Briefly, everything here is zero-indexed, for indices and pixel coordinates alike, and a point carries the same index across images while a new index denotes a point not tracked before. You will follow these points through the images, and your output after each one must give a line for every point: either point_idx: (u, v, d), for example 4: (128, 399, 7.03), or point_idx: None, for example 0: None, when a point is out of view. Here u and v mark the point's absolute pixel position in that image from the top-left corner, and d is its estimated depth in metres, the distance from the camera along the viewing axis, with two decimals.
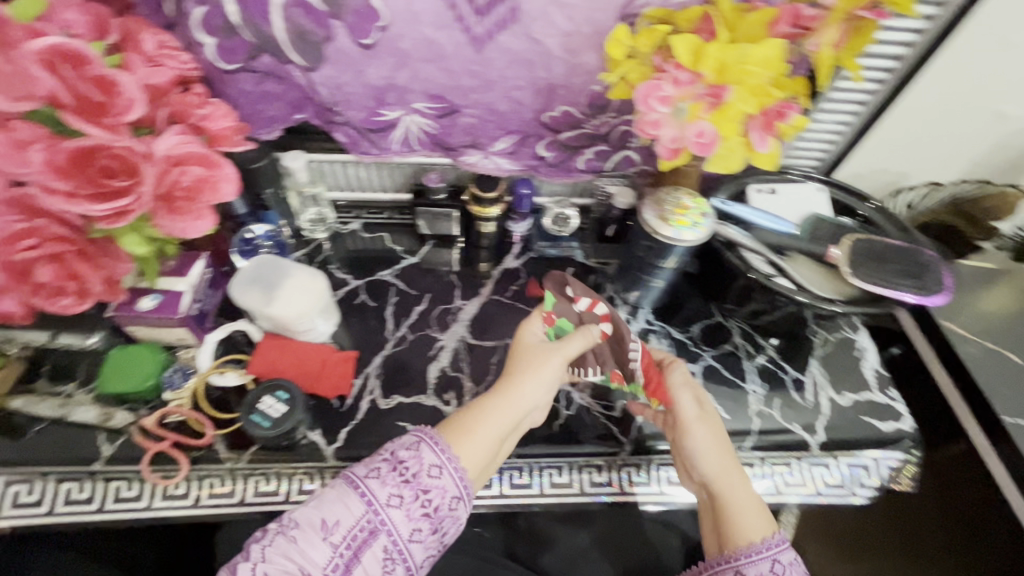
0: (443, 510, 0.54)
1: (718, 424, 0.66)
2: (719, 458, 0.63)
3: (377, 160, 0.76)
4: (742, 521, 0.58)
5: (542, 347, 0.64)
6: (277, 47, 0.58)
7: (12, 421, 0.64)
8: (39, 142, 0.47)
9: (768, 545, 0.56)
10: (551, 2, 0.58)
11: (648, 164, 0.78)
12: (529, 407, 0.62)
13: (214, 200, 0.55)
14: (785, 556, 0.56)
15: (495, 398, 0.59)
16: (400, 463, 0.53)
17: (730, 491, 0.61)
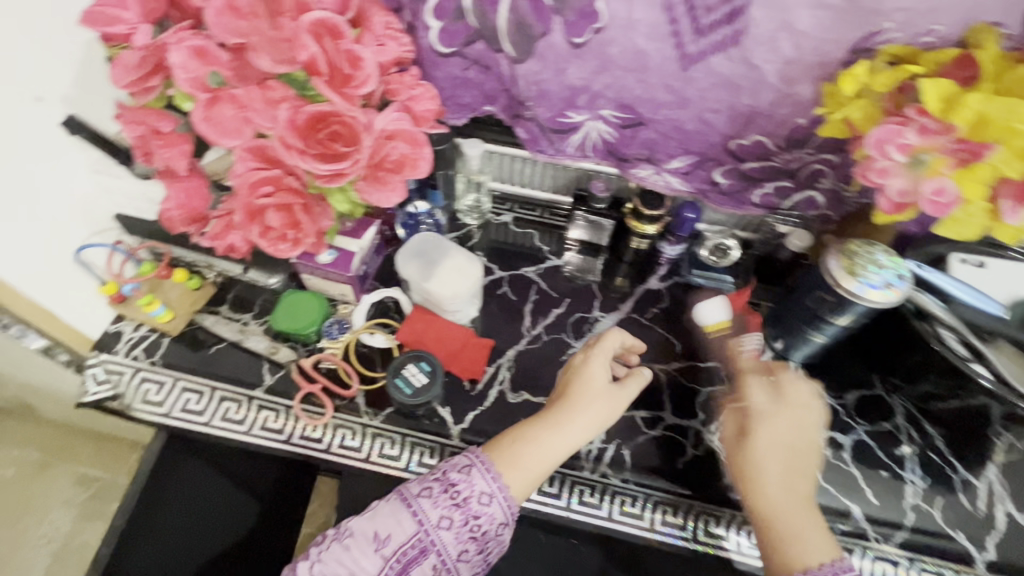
0: (490, 534, 0.56)
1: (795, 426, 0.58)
2: (785, 475, 0.55)
3: (546, 160, 0.77)
4: (798, 545, 0.52)
5: (605, 392, 0.63)
6: (494, 35, 0.61)
7: (197, 335, 0.73)
8: (288, 102, 0.53)
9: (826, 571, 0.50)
10: (782, 28, 0.54)
11: (832, 210, 0.71)
12: (579, 440, 0.61)
13: (410, 176, 0.59)
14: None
15: (545, 431, 0.60)
16: (451, 486, 0.55)
17: (785, 508, 0.54)
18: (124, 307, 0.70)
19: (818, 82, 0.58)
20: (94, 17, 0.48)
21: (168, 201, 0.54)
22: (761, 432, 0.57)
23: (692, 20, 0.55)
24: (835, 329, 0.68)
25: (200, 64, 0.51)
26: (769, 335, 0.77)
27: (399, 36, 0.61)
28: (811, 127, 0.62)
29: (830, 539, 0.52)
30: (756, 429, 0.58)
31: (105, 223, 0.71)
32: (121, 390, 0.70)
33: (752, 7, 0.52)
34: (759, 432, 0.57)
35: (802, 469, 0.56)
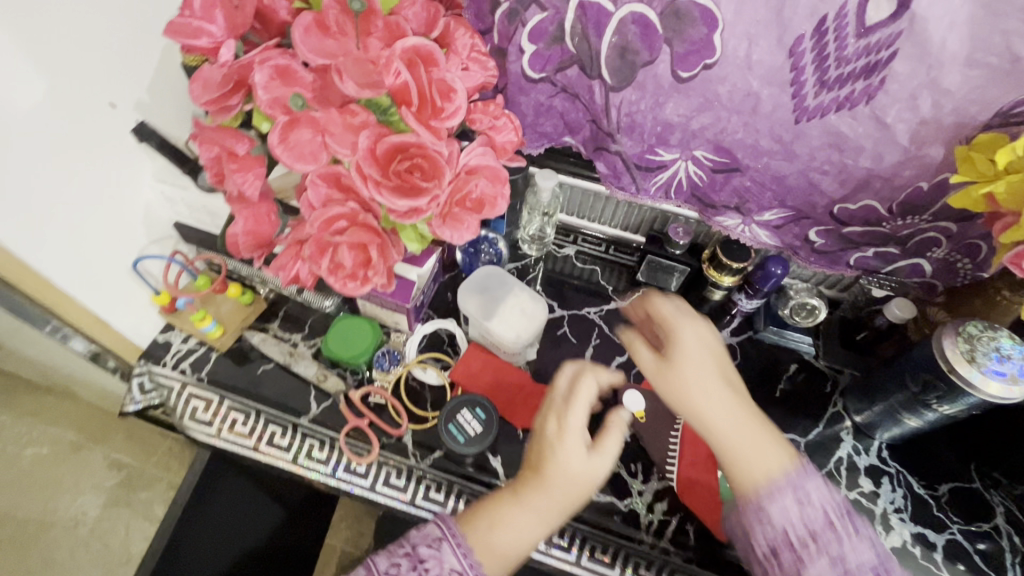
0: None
1: (721, 353, 0.57)
2: (721, 387, 0.54)
3: (626, 198, 0.72)
4: (755, 458, 0.50)
5: (582, 464, 0.54)
6: (592, 63, 0.56)
7: (247, 352, 0.71)
8: (369, 128, 0.49)
9: (787, 480, 0.48)
10: (926, 85, 0.47)
11: (939, 280, 0.65)
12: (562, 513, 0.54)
13: (488, 216, 0.54)
14: (811, 490, 0.48)
15: (516, 511, 0.53)
16: (419, 563, 0.50)
17: (733, 423, 0.52)
18: (175, 318, 0.68)
19: (955, 144, 0.51)
20: (179, 29, 0.46)
21: (236, 224, 0.50)
22: (689, 341, 0.57)
23: (819, 71, 0.50)
24: (937, 416, 0.61)
25: (282, 84, 0.48)
26: (850, 408, 0.70)
27: (485, 59, 0.56)
28: (934, 193, 0.56)
29: (781, 446, 0.51)
30: (682, 343, 0.57)
31: (161, 232, 0.68)
32: (170, 402, 0.69)
33: (895, 61, 0.47)
34: (682, 347, 0.56)
35: (731, 376, 0.56)
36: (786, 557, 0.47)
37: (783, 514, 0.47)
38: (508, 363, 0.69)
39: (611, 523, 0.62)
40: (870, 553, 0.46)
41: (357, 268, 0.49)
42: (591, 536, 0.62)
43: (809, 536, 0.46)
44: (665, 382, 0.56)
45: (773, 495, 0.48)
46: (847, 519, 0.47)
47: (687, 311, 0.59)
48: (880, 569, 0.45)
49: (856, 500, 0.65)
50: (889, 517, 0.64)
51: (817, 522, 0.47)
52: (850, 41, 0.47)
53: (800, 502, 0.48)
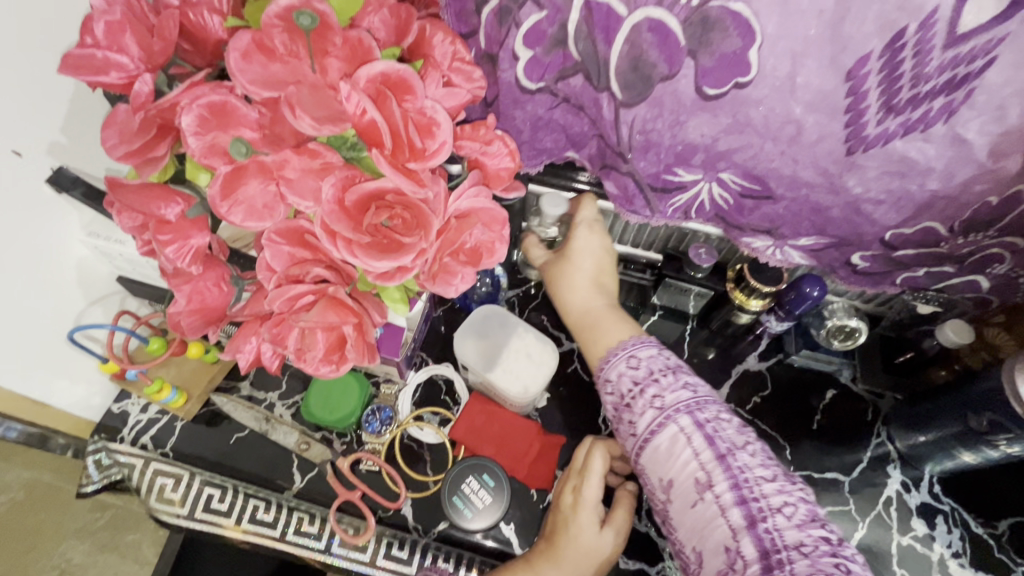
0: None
1: (609, 257, 0.63)
2: (592, 284, 0.62)
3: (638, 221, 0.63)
4: (607, 332, 0.57)
5: (586, 530, 0.50)
6: (600, 70, 0.46)
7: (216, 419, 0.62)
8: (335, 172, 0.39)
9: (624, 347, 0.52)
10: (1017, 93, 0.38)
11: (997, 295, 0.57)
12: None
13: (487, 265, 0.46)
14: (644, 352, 0.51)
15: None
16: None
17: (591, 308, 0.60)
18: (128, 384, 0.59)
19: None
20: (79, 65, 0.35)
21: (176, 303, 0.40)
22: (582, 246, 0.62)
23: (886, 96, 0.41)
24: (1002, 454, 0.54)
25: (219, 126, 0.38)
26: (896, 438, 0.64)
27: (470, 70, 0.47)
28: (1004, 207, 0.48)
29: (630, 328, 0.57)
30: (580, 248, 0.62)
31: (104, 288, 0.58)
32: (132, 482, 0.60)
33: (990, 71, 0.38)
34: (574, 249, 0.62)
35: (607, 280, 0.62)
36: (625, 416, 0.50)
37: (616, 374, 0.51)
38: (515, 414, 0.62)
39: None
40: (690, 395, 0.47)
41: (331, 351, 0.39)
42: None
43: (637, 388, 0.49)
44: (556, 275, 0.63)
45: (612, 359, 0.52)
46: (671, 369, 0.49)
47: (593, 219, 0.63)
48: (694, 407, 0.47)
49: (910, 546, 0.59)
50: (947, 563, 0.58)
51: (642, 375, 0.49)
52: (934, 55, 0.38)
53: (631, 364, 0.51)
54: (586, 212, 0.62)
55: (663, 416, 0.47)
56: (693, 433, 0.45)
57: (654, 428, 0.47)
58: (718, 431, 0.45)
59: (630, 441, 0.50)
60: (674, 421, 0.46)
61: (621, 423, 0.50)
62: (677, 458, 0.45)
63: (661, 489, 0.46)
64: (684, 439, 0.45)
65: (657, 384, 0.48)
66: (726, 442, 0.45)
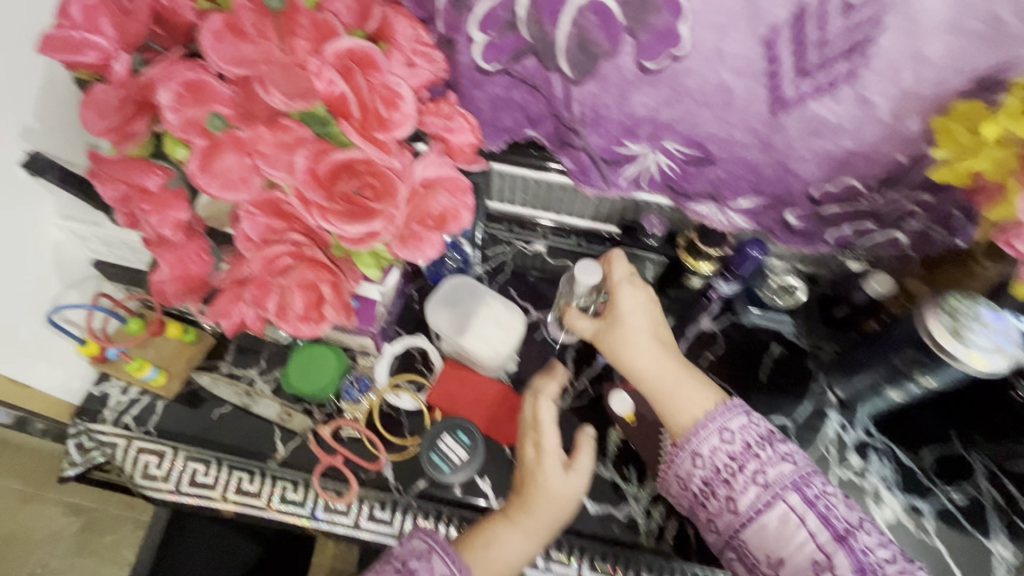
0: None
1: (658, 313, 0.59)
2: (653, 343, 0.57)
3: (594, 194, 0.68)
4: (693, 399, 0.54)
5: (552, 474, 0.55)
6: (550, 53, 0.50)
7: (197, 396, 0.64)
8: (307, 146, 0.42)
9: (712, 417, 0.52)
10: (909, 58, 0.45)
11: (914, 251, 0.63)
12: (551, 529, 0.54)
13: (452, 231, 0.49)
14: (735, 424, 0.52)
15: (506, 526, 0.53)
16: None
17: (661, 373, 0.56)
18: (108, 367, 0.60)
19: (931, 115, 0.49)
20: (54, 44, 0.38)
21: (161, 271, 0.44)
22: (635, 304, 0.58)
23: (796, 58, 0.46)
24: (923, 389, 0.61)
25: (195, 103, 0.40)
26: (834, 384, 0.70)
27: (432, 52, 0.50)
28: (912, 164, 0.54)
29: (708, 388, 0.55)
30: (628, 305, 0.58)
31: (77, 274, 0.59)
32: (116, 462, 0.61)
33: (883, 37, 0.44)
34: (625, 308, 0.58)
35: (663, 334, 0.59)
36: (720, 492, 0.50)
37: (710, 449, 0.51)
38: (488, 378, 0.65)
39: (611, 531, 0.61)
40: (791, 468, 0.50)
41: (310, 310, 0.43)
42: (590, 547, 0.61)
43: (735, 465, 0.50)
44: (610, 342, 0.58)
45: (701, 432, 0.52)
46: (767, 442, 0.51)
47: (628, 274, 0.59)
48: (801, 485, 0.49)
49: (848, 478, 0.65)
50: (879, 491, 0.65)
51: (740, 450, 0.51)
52: (833, 19, 0.43)
53: (724, 438, 0.51)
54: (619, 270, 0.60)
55: (770, 495, 0.49)
56: (805, 511, 0.48)
57: (761, 506, 0.49)
58: (832, 508, 0.49)
59: (723, 517, 0.51)
60: (785, 500, 0.48)
61: (715, 500, 0.51)
62: (793, 537, 0.48)
63: (766, 565, 0.49)
64: (798, 518, 0.48)
65: (759, 460, 0.50)
66: (841, 520, 0.48)
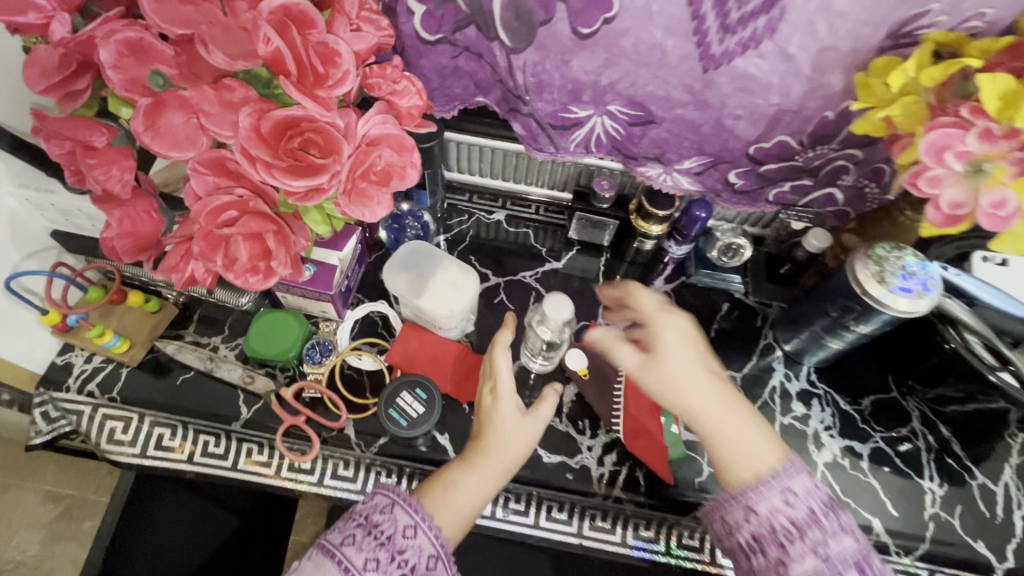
0: (421, 571, 0.48)
1: (706, 348, 0.55)
2: (704, 382, 0.52)
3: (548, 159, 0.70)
4: (759, 445, 0.49)
5: (512, 423, 0.56)
6: (488, 22, 0.52)
7: (161, 362, 0.65)
8: (251, 105, 0.43)
9: (776, 474, 0.47)
10: (821, 10, 0.47)
11: (850, 207, 0.67)
12: (509, 470, 0.55)
13: (399, 188, 0.51)
14: (799, 484, 0.46)
15: (467, 473, 0.53)
16: (374, 528, 0.47)
17: (718, 420, 0.51)
18: (71, 336, 0.62)
19: (850, 71, 0.52)
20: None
21: (109, 228, 0.45)
22: (686, 335, 0.54)
23: (720, 15, 0.48)
24: (856, 336, 0.64)
25: (136, 62, 0.41)
26: (781, 339, 0.73)
27: (378, 18, 0.51)
28: (839, 121, 0.57)
29: (770, 438, 0.50)
30: (677, 330, 0.55)
31: (36, 243, 0.60)
32: (82, 428, 0.63)
33: None
34: (663, 340, 0.54)
35: (715, 370, 0.53)
36: (770, 552, 0.45)
37: (770, 509, 0.46)
38: (445, 340, 0.67)
39: (565, 481, 0.63)
40: (854, 544, 0.44)
41: (256, 260, 0.46)
42: (546, 495, 0.63)
43: (794, 528, 0.45)
44: (652, 378, 0.53)
45: (760, 490, 0.47)
46: (831, 508, 0.46)
47: (658, 303, 0.57)
48: (863, 563, 0.44)
49: (791, 424, 0.69)
50: (820, 435, 0.68)
51: (802, 516, 0.45)
52: None
53: (787, 500, 0.46)
54: (650, 302, 0.57)
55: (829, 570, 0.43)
56: None
57: None
58: None
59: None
60: None
61: (761, 557, 0.46)
62: None
63: None
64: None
65: (824, 530, 0.44)
66: None
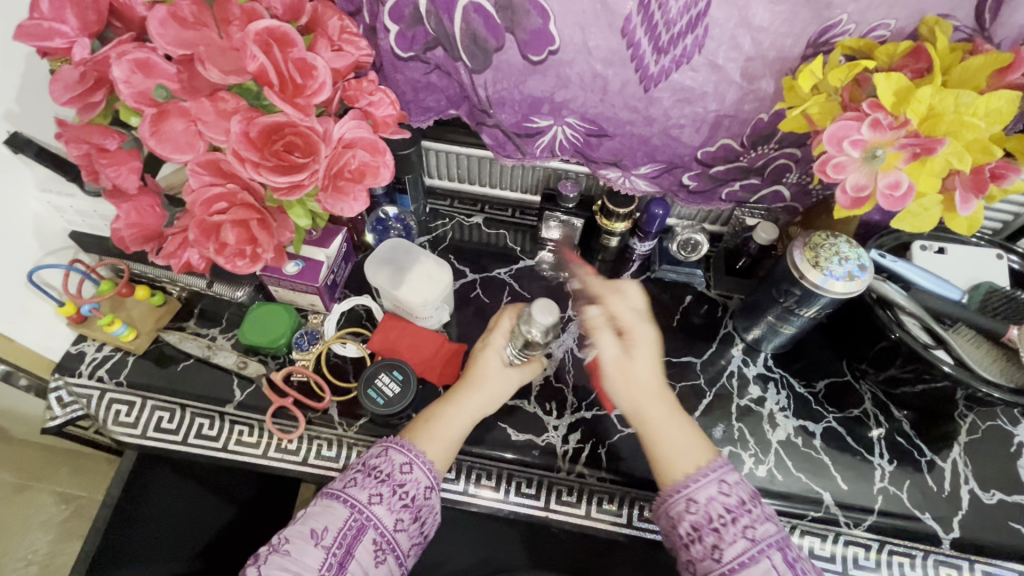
0: (421, 500, 0.55)
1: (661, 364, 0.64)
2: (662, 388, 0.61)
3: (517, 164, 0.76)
4: (695, 438, 0.58)
5: (503, 376, 0.64)
6: (453, 44, 0.60)
7: (163, 351, 0.71)
8: (241, 113, 0.50)
9: (714, 466, 0.55)
10: (741, 26, 0.53)
11: (798, 202, 0.74)
12: (490, 407, 0.63)
13: (372, 185, 0.58)
14: (732, 477, 0.54)
15: (469, 394, 0.62)
16: (373, 469, 0.54)
17: (669, 415, 0.59)
18: (84, 327, 0.68)
19: (778, 75, 0.57)
20: (29, 32, 0.46)
21: (119, 219, 0.53)
22: (650, 345, 0.63)
23: (652, 41, 0.55)
24: (804, 319, 0.69)
25: (144, 77, 0.48)
26: (740, 327, 0.78)
27: (356, 38, 0.58)
28: (773, 122, 0.62)
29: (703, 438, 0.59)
30: (638, 338, 0.63)
31: (58, 241, 0.68)
32: (91, 411, 0.69)
33: (711, 10, 0.52)
34: (643, 344, 0.62)
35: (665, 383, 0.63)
36: (706, 538, 0.52)
37: (708, 498, 0.53)
38: (424, 329, 0.73)
39: (531, 457, 0.68)
40: (774, 528, 0.52)
41: (243, 245, 0.54)
42: (515, 471, 0.68)
43: (728, 516, 0.52)
44: (626, 372, 0.61)
45: (703, 477, 0.54)
46: (756, 499, 0.54)
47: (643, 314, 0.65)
48: (782, 544, 0.51)
49: (748, 406, 0.73)
50: (775, 416, 0.72)
51: (735, 504, 0.53)
52: (671, 6, 0.51)
53: (722, 490, 0.53)
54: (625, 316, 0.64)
55: (757, 549, 0.51)
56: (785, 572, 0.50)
57: (745, 560, 0.50)
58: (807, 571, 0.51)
59: (703, 561, 0.52)
60: (769, 557, 0.50)
61: (700, 543, 0.52)
62: None
63: None
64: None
65: (752, 516, 0.52)
66: None
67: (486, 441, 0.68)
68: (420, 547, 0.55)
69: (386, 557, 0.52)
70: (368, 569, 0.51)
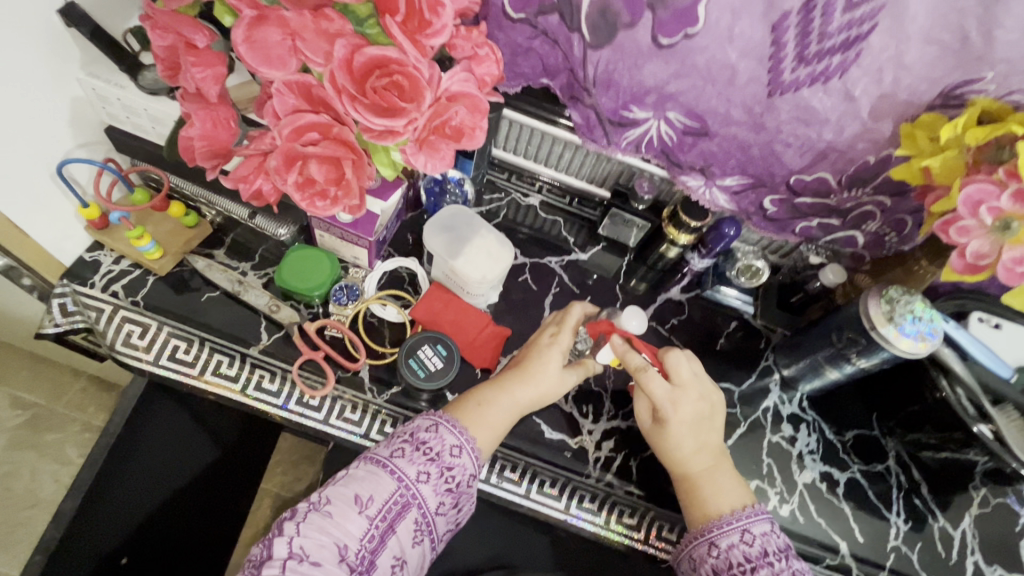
0: (463, 487, 0.52)
1: (711, 408, 0.60)
2: (697, 441, 0.58)
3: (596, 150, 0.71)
4: (709, 500, 0.56)
5: (558, 374, 0.61)
6: (574, 11, 0.54)
7: (186, 278, 0.66)
8: (345, 37, 0.44)
9: (738, 519, 0.53)
10: (889, 60, 0.50)
11: (868, 251, 0.72)
12: (547, 397, 0.61)
13: (466, 147, 0.53)
14: (758, 527, 0.53)
15: (521, 385, 0.59)
16: (422, 444, 0.50)
17: (703, 472, 0.58)
18: (104, 235, 0.63)
19: (901, 121, 0.54)
20: None
21: (191, 127, 0.46)
22: (679, 416, 0.58)
23: (799, 47, 0.51)
24: (855, 368, 0.67)
25: None
26: (780, 362, 0.77)
27: None
28: (879, 166, 0.60)
29: (743, 489, 0.57)
30: (671, 418, 0.58)
31: (92, 135, 0.61)
32: (98, 326, 0.63)
33: (872, 35, 0.49)
34: (680, 419, 0.58)
35: (708, 430, 0.59)
36: None
37: (728, 544, 0.53)
38: (470, 305, 0.69)
39: (562, 459, 0.65)
40: None
41: (329, 185, 0.49)
42: (542, 471, 0.66)
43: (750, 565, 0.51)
44: (655, 440, 0.60)
45: (724, 527, 0.53)
46: (784, 554, 0.51)
47: (670, 393, 0.58)
48: None
49: (778, 442, 0.72)
50: (803, 457, 0.72)
51: (756, 554, 0.51)
52: (836, 16, 0.48)
53: (744, 538, 0.52)
54: (659, 392, 0.58)
55: None
56: None
57: None
58: None
59: None
60: None
61: None
62: None
63: None
64: None
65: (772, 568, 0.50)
66: None
67: (518, 434, 0.65)
68: (452, 533, 0.53)
69: (423, 539, 0.50)
70: (406, 549, 0.49)
